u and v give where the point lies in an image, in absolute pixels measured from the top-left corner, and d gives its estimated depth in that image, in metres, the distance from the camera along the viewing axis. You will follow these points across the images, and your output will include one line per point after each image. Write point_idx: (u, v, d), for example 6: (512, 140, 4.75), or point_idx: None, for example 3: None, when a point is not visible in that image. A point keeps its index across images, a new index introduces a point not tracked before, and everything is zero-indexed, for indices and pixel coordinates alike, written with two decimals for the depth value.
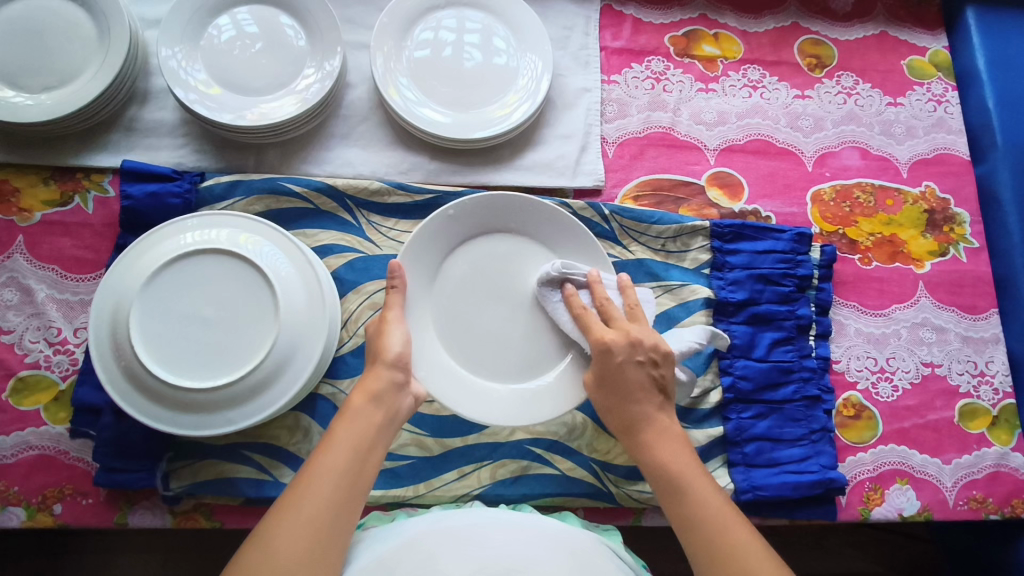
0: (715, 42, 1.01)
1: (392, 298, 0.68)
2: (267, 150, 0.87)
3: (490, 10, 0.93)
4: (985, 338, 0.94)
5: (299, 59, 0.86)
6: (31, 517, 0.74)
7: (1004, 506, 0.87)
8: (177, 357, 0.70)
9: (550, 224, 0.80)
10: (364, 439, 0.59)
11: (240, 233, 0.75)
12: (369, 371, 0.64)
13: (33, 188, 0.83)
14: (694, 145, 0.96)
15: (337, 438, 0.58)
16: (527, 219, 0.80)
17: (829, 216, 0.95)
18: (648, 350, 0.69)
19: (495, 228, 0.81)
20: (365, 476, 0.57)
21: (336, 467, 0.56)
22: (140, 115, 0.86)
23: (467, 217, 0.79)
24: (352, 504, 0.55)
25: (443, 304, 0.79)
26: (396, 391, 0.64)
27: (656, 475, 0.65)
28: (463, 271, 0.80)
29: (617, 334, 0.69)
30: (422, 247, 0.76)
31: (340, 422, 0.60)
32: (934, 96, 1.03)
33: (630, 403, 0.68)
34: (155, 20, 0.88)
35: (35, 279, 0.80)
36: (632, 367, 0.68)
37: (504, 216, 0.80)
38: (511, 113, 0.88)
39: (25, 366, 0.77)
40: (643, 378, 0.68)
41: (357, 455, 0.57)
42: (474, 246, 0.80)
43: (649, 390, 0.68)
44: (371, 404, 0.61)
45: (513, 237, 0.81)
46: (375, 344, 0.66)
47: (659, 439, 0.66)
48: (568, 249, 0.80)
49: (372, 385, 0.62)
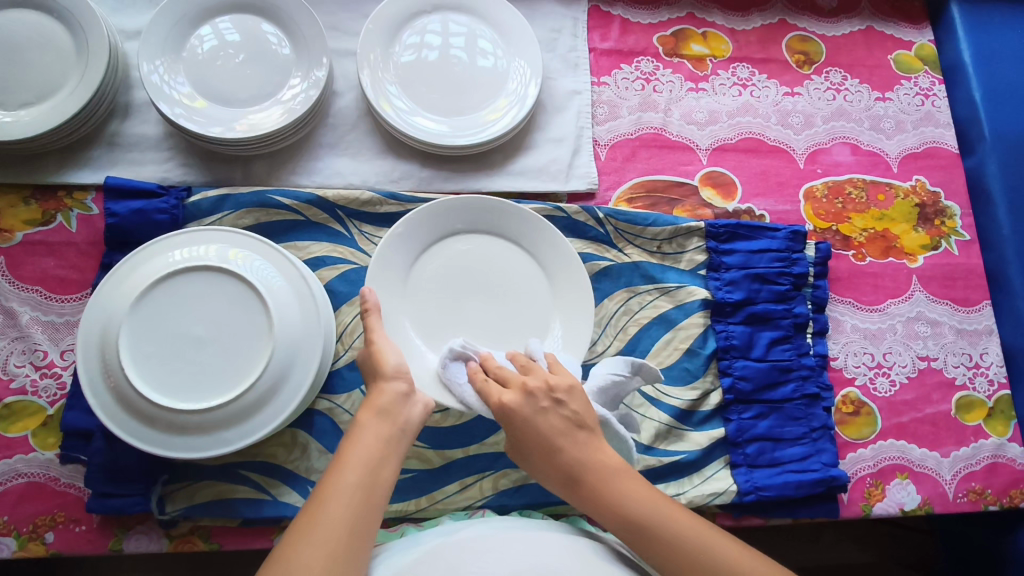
0: (703, 41, 1.01)
1: (369, 320, 0.67)
2: (254, 162, 0.85)
3: (477, 13, 0.92)
4: (979, 330, 0.94)
5: (284, 68, 0.84)
6: (22, 547, 0.72)
7: (1003, 497, 0.87)
8: (170, 379, 0.68)
9: (510, 218, 0.81)
10: (375, 453, 0.56)
11: (230, 249, 0.73)
12: (373, 387, 0.63)
13: (13, 207, 0.80)
14: (686, 145, 0.96)
15: (347, 456, 0.56)
16: (489, 217, 0.81)
17: (822, 213, 0.95)
18: (548, 395, 0.62)
19: (458, 230, 0.81)
20: (381, 490, 0.55)
21: (350, 483, 0.54)
22: (122, 130, 0.84)
23: (426, 224, 0.79)
24: (370, 520, 0.53)
25: (419, 310, 0.78)
26: (403, 401, 0.61)
27: (612, 520, 0.59)
28: (433, 276, 0.80)
29: (514, 394, 0.62)
30: (388, 256, 0.76)
31: (351, 439, 0.57)
32: (922, 90, 1.04)
33: (555, 455, 0.60)
34: (135, 32, 0.87)
35: (18, 301, 0.78)
36: (540, 416, 0.61)
37: (466, 216, 0.81)
38: (501, 118, 0.87)
39: (11, 392, 0.75)
40: (553, 423, 0.61)
41: (370, 470, 0.55)
42: (438, 250, 0.80)
43: (569, 429, 0.61)
44: (379, 418, 0.59)
45: (477, 236, 0.82)
46: (371, 364, 0.64)
47: (609, 483, 0.59)
48: (531, 238, 0.81)
49: (379, 401, 0.60)
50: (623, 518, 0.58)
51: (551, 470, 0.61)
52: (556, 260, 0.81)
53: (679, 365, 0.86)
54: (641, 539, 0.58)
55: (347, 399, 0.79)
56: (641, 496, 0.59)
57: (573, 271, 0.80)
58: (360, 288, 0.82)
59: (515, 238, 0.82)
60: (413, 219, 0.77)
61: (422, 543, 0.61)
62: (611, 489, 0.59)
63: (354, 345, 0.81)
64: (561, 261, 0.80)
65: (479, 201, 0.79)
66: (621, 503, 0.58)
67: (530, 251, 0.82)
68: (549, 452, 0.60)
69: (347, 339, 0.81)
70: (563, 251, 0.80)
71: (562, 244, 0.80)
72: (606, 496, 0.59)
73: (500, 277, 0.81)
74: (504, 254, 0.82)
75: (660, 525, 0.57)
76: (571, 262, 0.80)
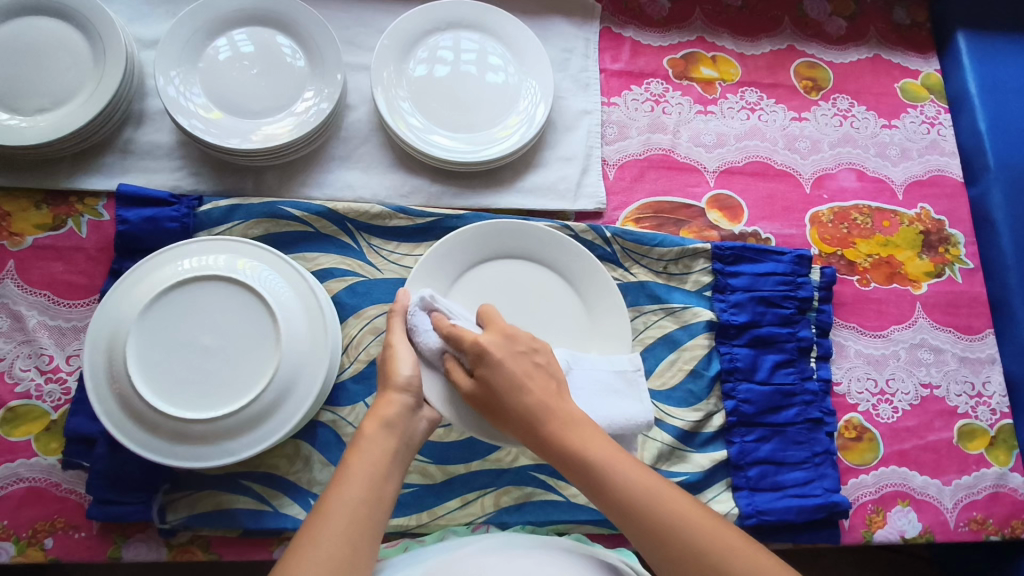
0: (713, 65, 1.02)
1: (392, 322, 0.66)
2: (265, 172, 0.86)
3: (489, 31, 0.93)
4: (982, 359, 0.94)
5: (298, 82, 0.85)
6: (20, 553, 0.71)
7: (1004, 527, 0.87)
8: (178, 388, 0.68)
9: (566, 257, 0.82)
10: (380, 467, 0.55)
11: (239, 259, 0.74)
12: (380, 395, 0.62)
13: (24, 211, 0.81)
14: (693, 167, 0.96)
15: (351, 469, 0.54)
16: (542, 248, 0.82)
17: (827, 237, 0.96)
18: (525, 342, 0.63)
19: (512, 253, 0.82)
20: (383, 507, 0.54)
21: (353, 498, 0.52)
22: (135, 137, 0.85)
23: (485, 240, 0.80)
24: (370, 537, 0.52)
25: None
26: (409, 414, 0.60)
27: (520, 429, 0.60)
28: (480, 287, 0.80)
29: (493, 336, 0.62)
30: (440, 259, 0.77)
31: (353, 451, 0.56)
32: (928, 119, 1.05)
33: (522, 396, 0.60)
34: (152, 41, 0.88)
35: (25, 305, 0.78)
36: (524, 354, 0.62)
37: (527, 245, 0.82)
38: (511, 136, 0.88)
39: (16, 396, 0.75)
40: (526, 367, 0.61)
41: (372, 485, 0.54)
42: (488, 270, 0.81)
43: (536, 376, 0.61)
44: (385, 431, 0.58)
45: (526, 265, 0.82)
46: (384, 370, 0.63)
47: (575, 432, 0.59)
48: (586, 290, 0.82)
49: (384, 412, 0.59)
50: (536, 440, 0.59)
51: (510, 415, 0.60)
52: (595, 290, 0.81)
53: (683, 387, 0.86)
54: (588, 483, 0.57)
55: (351, 411, 0.79)
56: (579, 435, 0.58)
57: (616, 311, 0.79)
58: (367, 300, 0.83)
59: (571, 281, 0.82)
60: (469, 233, 0.79)
61: (425, 558, 0.61)
62: (543, 416, 0.59)
63: (359, 357, 0.81)
64: (605, 302, 0.80)
65: (536, 229, 0.81)
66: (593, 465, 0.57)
67: (583, 300, 0.82)
68: (514, 397, 0.60)
69: (353, 351, 0.81)
70: (604, 294, 0.80)
71: (615, 300, 0.80)
72: (534, 430, 0.59)
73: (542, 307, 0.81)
74: (552, 288, 0.82)
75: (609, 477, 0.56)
76: (615, 304, 0.80)
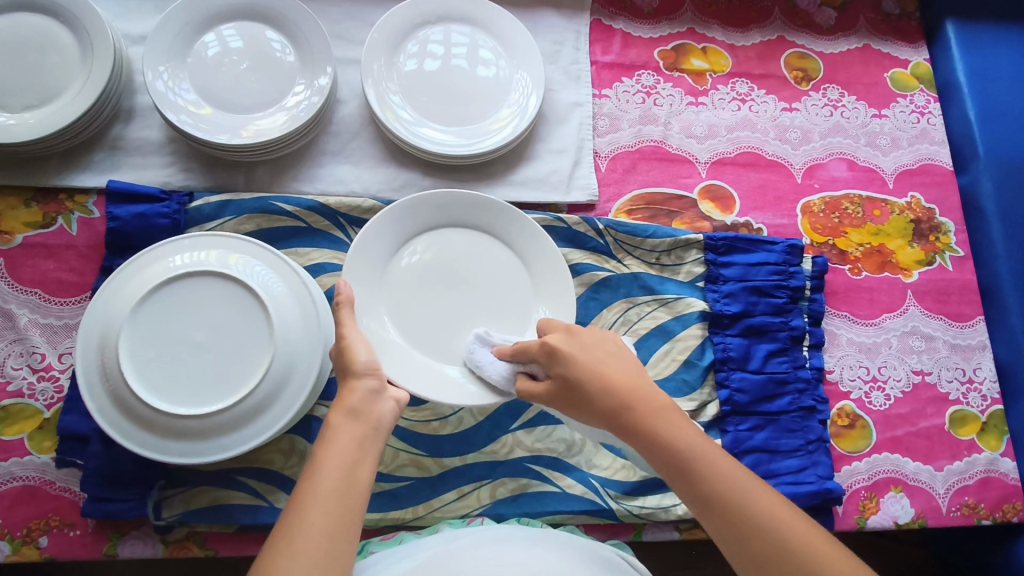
0: (704, 56, 1.02)
1: (341, 313, 0.66)
2: (256, 167, 0.85)
3: (479, 23, 0.93)
4: (973, 345, 0.95)
5: (288, 76, 0.85)
6: (15, 551, 0.71)
7: (996, 511, 0.88)
8: (170, 382, 0.68)
9: (493, 215, 0.82)
10: (350, 456, 0.55)
11: (230, 254, 0.73)
12: (343, 386, 0.62)
13: (14, 210, 0.80)
14: (685, 159, 0.97)
15: (320, 461, 0.54)
16: (466, 211, 0.82)
17: (819, 227, 0.96)
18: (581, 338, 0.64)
19: (448, 223, 0.83)
20: (359, 494, 0.53)
21: (325, 490, 0.52)
22: (125, 133, 0.84)
23: (411, 216, 0.80)
24: (348, 529, 0.51)
25: (397, 297, 0.79)
26: (374, 398, 0.60)
27: (677, 471, 0.56)
28: (414, 264, 0.80)
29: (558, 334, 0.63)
30: (370, 242, 0.77)
31: (322, 443, 0.56)
32: (917, 108, 1.05)
33: (603, 380, 0.59)
34: (140, 36, 0.87)
35: (16, 304, 0.78)
36: (594, 346, 0.62)
37: (460, 212, 0.82)
38: (504, 128, 0.88)
39: (8, 395, 0.75)
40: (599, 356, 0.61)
41: (344, 475, 0.53)
42: (423, 242, 0.81)
43: (614, 361, 0.61)
44: (349, 419, 0.58)
45: (459, 233, 0.83)
46: (341, 360, 0.63)
47: (661, 417, 0.57)
48: (525, 247, 0.82)
49: (349, 400, 0.59)
50: (691, 482, 0.55)
51: (587, 408, 0.60)
52: (528, 241, 0.82)
53: (677, 376, 0.86)
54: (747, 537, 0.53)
55: None
56: (739, 475, 0.55)
57: (554, 262, 0.80)
58: None
59: (511, 244, 0.83)
60: (401, 206, 0.79)
61: (417, 551, 0.61)
62: (702, 457, 0.56)
63: None
64: (543, 256, 0.81)
65: (457, 197, 0.81)
66: (682, 450, 0.56)
67: (522, 258, 0.83)
68: (592, 384, 0.59)
69: None
70: (539, 242, 0.81)
71: (553, 254, 0.80)
72: (693, 470, 0.55)
73: (481, 271, 0.82)
74: (486, 250, 0.83)
75: (785, 532, 0.52)
76: (553, 255, 0.80)
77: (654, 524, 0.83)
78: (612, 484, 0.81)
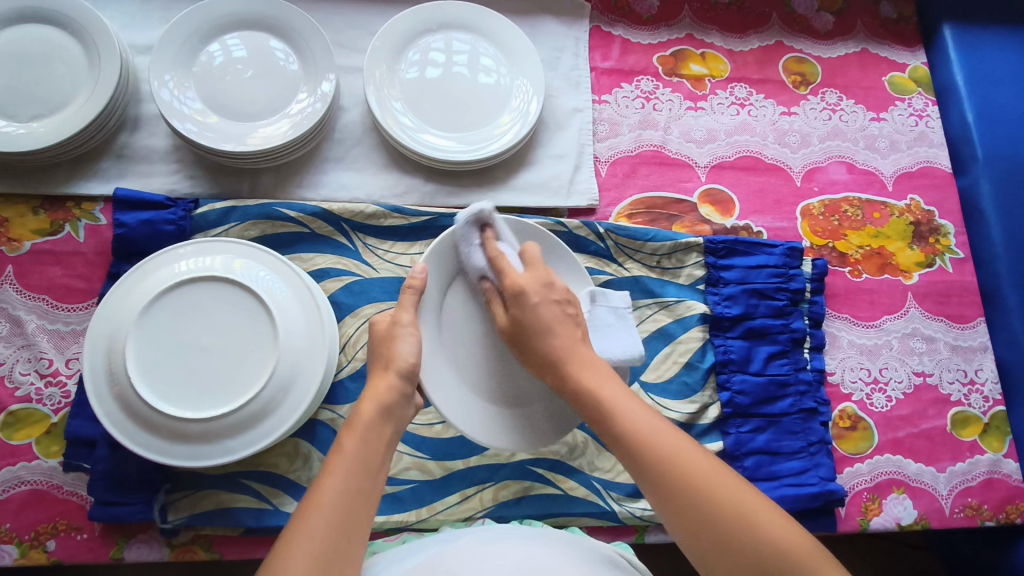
0: (702, 61, 1.03)
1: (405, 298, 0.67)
2: (261, 174, 0.87)
3: (479, 31, 0.94)
4: (974, 346, 0.95)
5: (292, 84, 0.86)
6: (23, 555, 0.72)
7: (999, 513, 0.88)
8: (174, 387, 0.68)
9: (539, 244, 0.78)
10: (372, 456, 0.55)
11: (235, 259, 0.74)
12: (376, 376, 0.62)
13: (23, 217, 0.82)
14: (684, 163, 0.97)
15: (342, 457, 0.54)
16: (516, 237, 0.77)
17: (818, 230, 0.97)
18: (560, 292, 0.66)
19: None
20: (375, 494, 0.54)
21: (347, 487, 0.52)
22: (131, 142, 0.86)
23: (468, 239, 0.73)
24: (359, 526, 0.52)
25: (448, 328, 0.74)
26: (406, 402, 0.61)
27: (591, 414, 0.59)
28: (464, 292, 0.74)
29: (531, 276, 0.66)
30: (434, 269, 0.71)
31: (347, 436, 0.56)
32: (915, 111, 1.06)
33: (550, 338, 0.63)
34: (146, 46, 0.88)
35: (24, 310, 0.79)
36: (552, 301, 0.65)
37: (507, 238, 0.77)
38: (505, 134, 0.89)
39: (16, 400, 0.76)
40: (556, 314, 0.64)
41: (366, 474, 0.54)
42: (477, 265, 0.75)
43: (567, 324, 0.64)
44: (381, 417, 0.58)
45: None
46: (385, 351, 0.63)
47: (591, 370, 0.61)
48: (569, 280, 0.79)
49: (382, 396, 0.59)
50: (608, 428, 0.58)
51: (528, 352, 0.65)
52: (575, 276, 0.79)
53: (678, 379, 0.86)
54: (652, 479, 0.54)
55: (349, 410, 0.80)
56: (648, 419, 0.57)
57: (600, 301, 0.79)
58: (364, 299, 0.83)
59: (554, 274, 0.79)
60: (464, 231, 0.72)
61: (421, 551, 0.61)
62: (614, 406, 0.58)
63: (357, 356, 0.82)
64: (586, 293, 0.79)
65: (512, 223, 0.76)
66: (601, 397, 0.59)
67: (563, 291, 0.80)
68: (541, 337, 0.63)
69: (350, 350, 0.82)
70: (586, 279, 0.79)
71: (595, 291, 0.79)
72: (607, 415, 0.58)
73: None
74: None
75: (682, 469, 0.53)
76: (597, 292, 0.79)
77: (656, 526, 0.83)
78: (614, 486, 0.82)
